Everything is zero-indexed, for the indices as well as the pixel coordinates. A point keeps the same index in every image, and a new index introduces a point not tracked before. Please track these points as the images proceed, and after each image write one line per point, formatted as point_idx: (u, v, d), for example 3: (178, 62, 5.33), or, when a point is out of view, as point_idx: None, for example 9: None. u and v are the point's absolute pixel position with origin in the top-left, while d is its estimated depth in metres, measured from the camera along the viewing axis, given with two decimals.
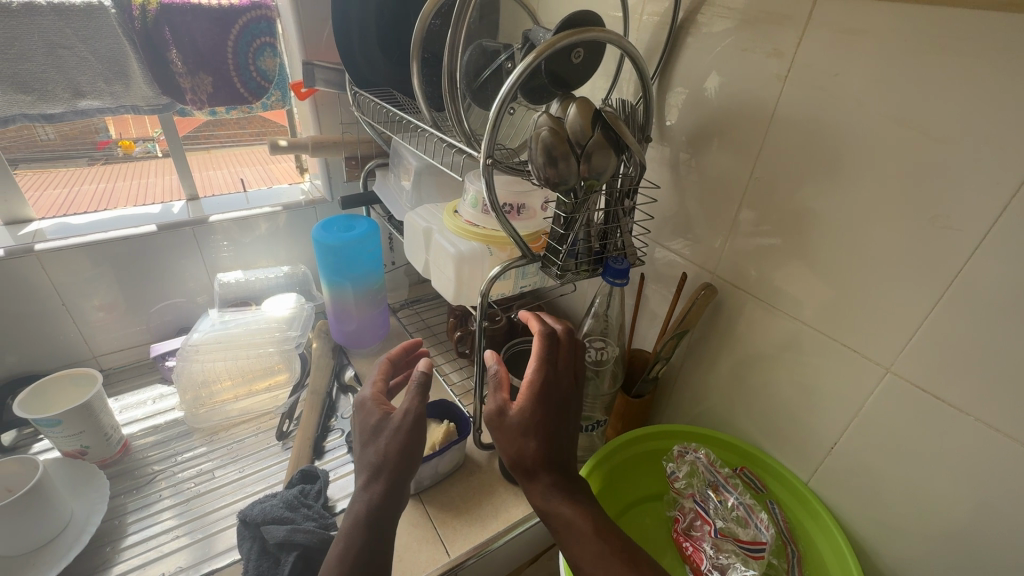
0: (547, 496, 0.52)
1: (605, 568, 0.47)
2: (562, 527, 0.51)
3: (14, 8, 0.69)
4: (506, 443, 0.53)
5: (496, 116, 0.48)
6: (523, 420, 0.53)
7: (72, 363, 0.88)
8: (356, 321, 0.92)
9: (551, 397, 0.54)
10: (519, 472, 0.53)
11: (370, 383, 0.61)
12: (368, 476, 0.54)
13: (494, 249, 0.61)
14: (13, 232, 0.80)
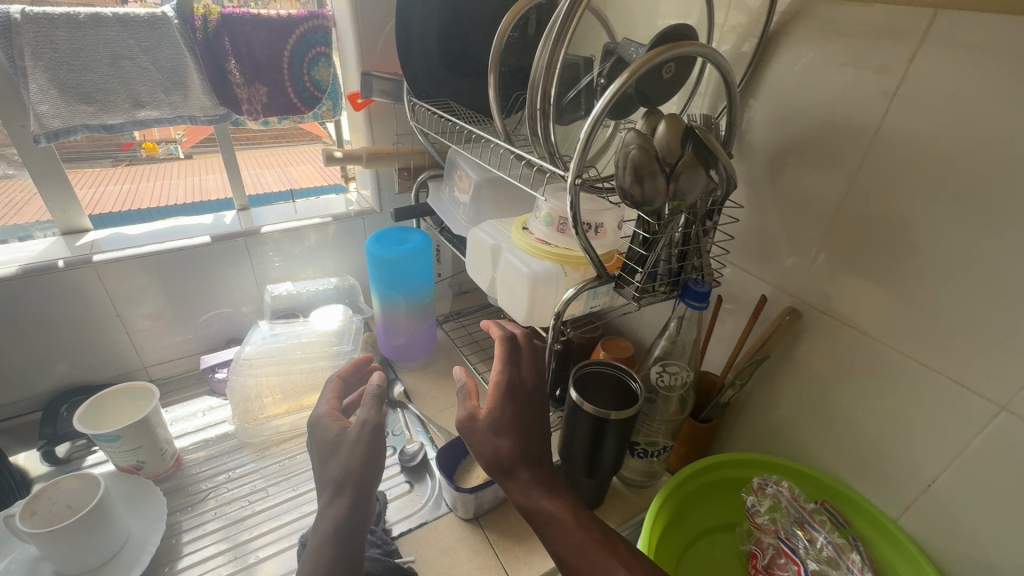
0: (529, 491, 0.51)
1: (587, 556, 0.48)
2: (543, 523, 0.51)
3: (81, 19, 0.69)
4: (482, 444, 0.53)
5: (588, 135, 0.46)
6: (495, 421, 0.54)
7: (123, 374, 0.88)
8: (405, 336, 0.90)
9: (517, 395, 0.56)
10: (497, 473, 0.53)
11: (326, 401, 0.65)
12: (334, 492, 0.56)
13: (568, 269, 0.59)
14: (70, 242, 0.80)
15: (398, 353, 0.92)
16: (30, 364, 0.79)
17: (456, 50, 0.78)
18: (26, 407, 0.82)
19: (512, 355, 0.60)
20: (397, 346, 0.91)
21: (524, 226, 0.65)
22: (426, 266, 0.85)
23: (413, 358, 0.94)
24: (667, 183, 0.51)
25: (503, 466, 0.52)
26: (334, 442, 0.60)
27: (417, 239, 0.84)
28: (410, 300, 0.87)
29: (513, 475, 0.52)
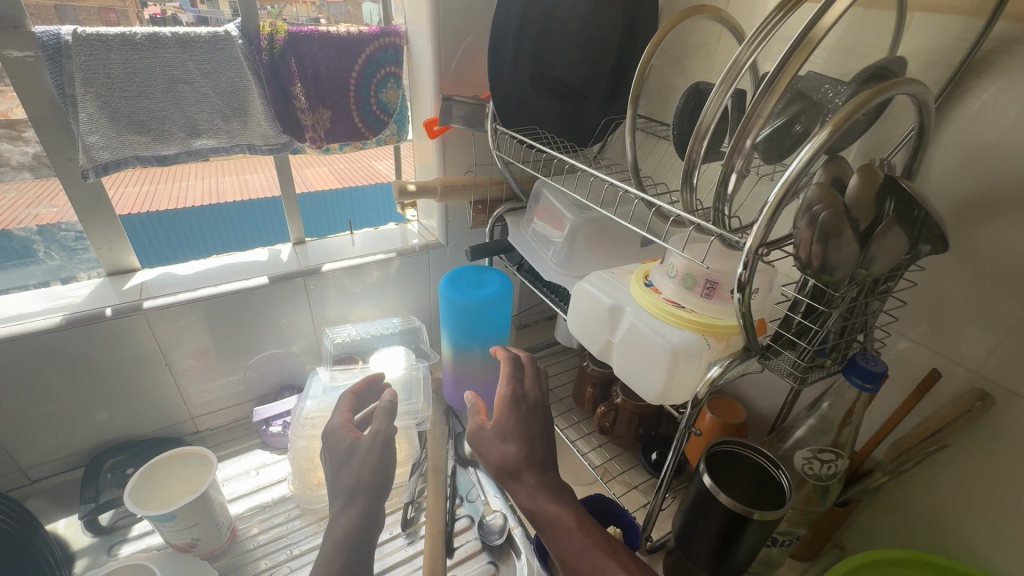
0: (534, 495, 0.52)
1: (588, 558, 0.49)
2: (547, 526, 0.51)
3: (138, 40, 0.61)
4: (490, 450, 0.55)
5: (780, 198, 0.37)
6: (501, 428, 0.56)
7: (170, 426, 0.81)
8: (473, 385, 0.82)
9: (521, 405, 0.59)
10: (502, 479, 0.54)
11: (341, 412, 0.69)
12: (346, 500, 0.62)
13: (710, 340, 0.49)
14: (117, 286, 0.73)
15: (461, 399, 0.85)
16: (71, 419, 0.72)
17: (549, 72, 0.69)
18: (66, 464, 0.75)
19: (516, 371, 0.64)
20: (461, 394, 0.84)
21: (646, 281, 0.55)
22: (504, 313, 0.76)
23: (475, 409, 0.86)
24: (856, 251, 0.41)
25: (512, 471, 0.54)
26: (346, 454, 0.65)
27: (496, 283, 0.75)
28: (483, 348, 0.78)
29: (518, 479, 0.53)
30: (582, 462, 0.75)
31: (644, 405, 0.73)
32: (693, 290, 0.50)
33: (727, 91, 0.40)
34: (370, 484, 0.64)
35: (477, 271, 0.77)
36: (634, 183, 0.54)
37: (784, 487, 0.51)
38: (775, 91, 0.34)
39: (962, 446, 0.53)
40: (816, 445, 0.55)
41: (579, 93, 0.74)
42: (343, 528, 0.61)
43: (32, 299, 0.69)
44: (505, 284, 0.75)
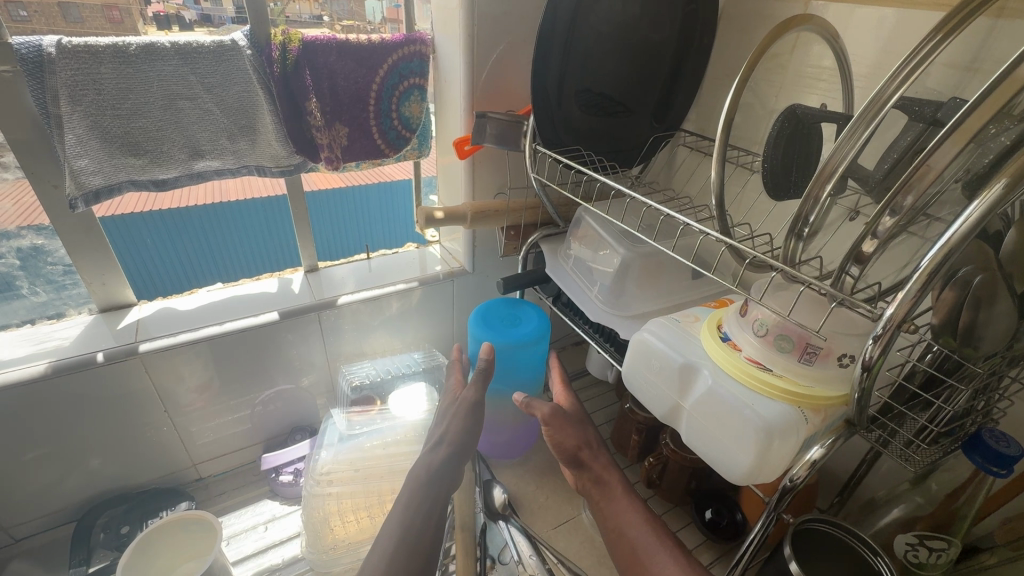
0: (606, 468, 0.56)
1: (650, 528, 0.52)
2: (610, 495, 0.55)
3: (132, 52, 0.53)
4: (566, 430, 0.57)
5: (940, 265, 0.29)
6: (577, 411, 0.61)
7: (170, 474, 0.73)
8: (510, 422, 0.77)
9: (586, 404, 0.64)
10: (572, 455, 0.56)
11: (456, 374, 0.67)
12: (433, 446, 0.58)
13: (807, 413, 0.41)
14: (111, 324, 0.65)
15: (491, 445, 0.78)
16: (58, 471, 0.64)
17: (595, 85, 0.62)
18: (57, 518, 0.67)
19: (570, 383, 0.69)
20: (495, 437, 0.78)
21: (721, 333, 0.48)
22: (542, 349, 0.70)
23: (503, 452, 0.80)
24: (1014, 320, 0.34)
25: (587, 448, 0.57)
26: (448, 409, 0.63)
27: (532, 318, 0.68)
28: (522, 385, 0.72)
29: (593, 453, 0.57)
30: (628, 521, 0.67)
31: (697, 458, 0.65)
32: (787, 351, 0.43)
33: (862, 128, 0.33)
34: (461, 441, 0.58)
35: (507, 303, 0.70)
36: (716, 223, 0.47)
37: None
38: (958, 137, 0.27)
39: None
40: (916, 530, 0.47)
41: (626, 109, 0.66)
42: (424, 470, 0.55)
43: (16, 341, 0.62)
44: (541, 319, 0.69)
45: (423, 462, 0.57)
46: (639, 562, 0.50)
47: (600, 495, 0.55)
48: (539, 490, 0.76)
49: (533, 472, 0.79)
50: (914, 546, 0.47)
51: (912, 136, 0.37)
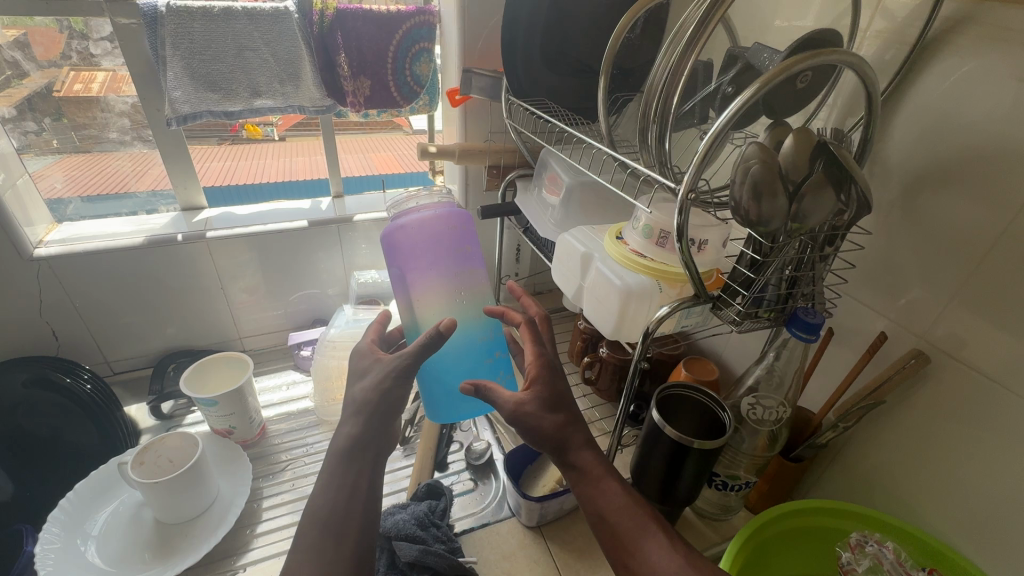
0: (583, 449, 0.53)
1: (632, 517, 0.49)
2: (586, 479, 0.52)
3: (215, 13, 0.74)
4: (536, 418, 0.53)
5: (706, 149, 0.43)
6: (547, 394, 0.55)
7: (221, 343, 0.95)
8: (430, 254, 0.63)
9: (556, 369, 0.57)
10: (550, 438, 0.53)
11: (372, 333, 0.66)
12: (353, 412, 0.57)
13: (663, 285, 0.55)
14: (188, 219, 0.88)
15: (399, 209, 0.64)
16: (143, 325, 0.87)
17: (560, 50, 0.77)
18: (140, 363, 0.91)
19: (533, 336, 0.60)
20: (410, 220, 0.63)
21: (618, 235, 0.62)
22: (498, 359, 0.66)
23: (432, 205, 0.64)
24: (787, 202, 0.47)
25: (565, 428, 0.53)
26: (366, 370, 0.60)
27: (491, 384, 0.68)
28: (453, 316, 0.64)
29: (570, 438, 0.53)
30: None
31: (625, 358, 0.79)
32: (650, 240, 0.57)
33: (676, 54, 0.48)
34: (390, 402, 0.57)
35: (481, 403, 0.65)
36: (610, 146, 0.63)
37: (725, 424, 0.57)
38: (703, 35, 0.42)
39: (901, 403, 0.58)
40: (762, 395, 0.62)
41: (587, 70, 0.80)
42: (343, 441, 0.56)
43: (124, 223, 0.86)
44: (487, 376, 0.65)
45: (345, 433, 0.56)
46: (632, 545, 0.48)
47: (577, 481, 0.52)
48: None
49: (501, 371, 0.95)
50: (759, 407, 0.63)
51: (735, 74, 0.53)
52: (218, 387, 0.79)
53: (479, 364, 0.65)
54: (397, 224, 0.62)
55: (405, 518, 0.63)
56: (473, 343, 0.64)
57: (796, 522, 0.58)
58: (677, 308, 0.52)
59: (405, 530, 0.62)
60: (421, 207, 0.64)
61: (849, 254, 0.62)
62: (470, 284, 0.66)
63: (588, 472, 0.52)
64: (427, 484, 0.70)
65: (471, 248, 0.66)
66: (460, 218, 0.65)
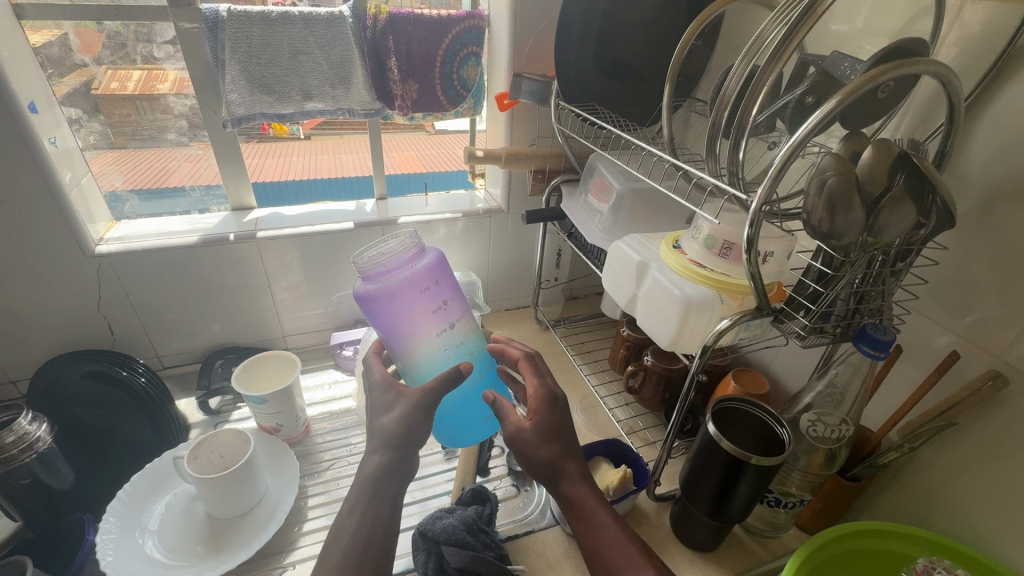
0: (578, 484, 0.57)
1: (622, 553, 0.53)
2: (583, 514, 0.56)
3: (274, 18, 0.75)
4: (535, 451, 0.57)
5: (783, 162, 0.42)
6: (545, 427, 0.58)
7: (265, 340, 0.97)
8: (413, 314, 0.59)
9: (557, 402, 0.60)
10: (546, 473, 0.58)
11: (379, 366, 0.63)
12: (382, 442, 0.57)
13: (724, 296, 0.54)
14: (239, 219, 0.90)
15: (364, 270, 0.57)
16: (192, 322, 0.90)
17: (613, 55, 0.76)
18: (188, 357, 0.93)
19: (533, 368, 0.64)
20: (384, 284, 0.57)
21: (675, 244, 0.61)
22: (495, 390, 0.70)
23: (412, 262, 0.59)
24: (864, 216, 0.45)
25: (559, 464, 0.57)
26: (390, 403, 0.59)
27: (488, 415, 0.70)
28: (449, 364, 0.62)
29: (567, 472, 0.58)
30: (609, 415, 0.82)
31: (672, 368, 0.78)
32: (712, 250, 0.56)
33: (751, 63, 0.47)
34: (419, 427, 0.57)
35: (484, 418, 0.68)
36: (669, 154, 0.62)
37: (784, 440, 0.56)
38: (785, 52, 0.41)
39: (973, 424, 0.56)
40: (819, 409, 0.61)
41: (638, 75, 0.79)
42: (373, 468, 0.55)
43: (178, 221, 0.88)
44: (482, 412, 0.67)
45: (375, 458, 0.56)
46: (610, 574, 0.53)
47: (575, 515, 0.57)
48: None
49: None
50: (818, 423, 0.61)
51: (810, 83, 0.51)
52: (265, 384, 0.80)
53: (475, 407, 0.67)
54: (374, 296, 0.56)
55: (455, 524, 0.63)
56: (465, 391, 0.65)
57: (864, 543, 0.57)
58: (741, 321, 0.50)
59: (454, 535, 0.61)
60: (391, 268, 0.57)
61: (919, 268, 0.59)
62: (457, 330, 0.64)
63: (582, 507, 0.56)
64: (474, 489, 0.70)
65: (450, 296, 0.62)
66: (434, 269, 0.61)
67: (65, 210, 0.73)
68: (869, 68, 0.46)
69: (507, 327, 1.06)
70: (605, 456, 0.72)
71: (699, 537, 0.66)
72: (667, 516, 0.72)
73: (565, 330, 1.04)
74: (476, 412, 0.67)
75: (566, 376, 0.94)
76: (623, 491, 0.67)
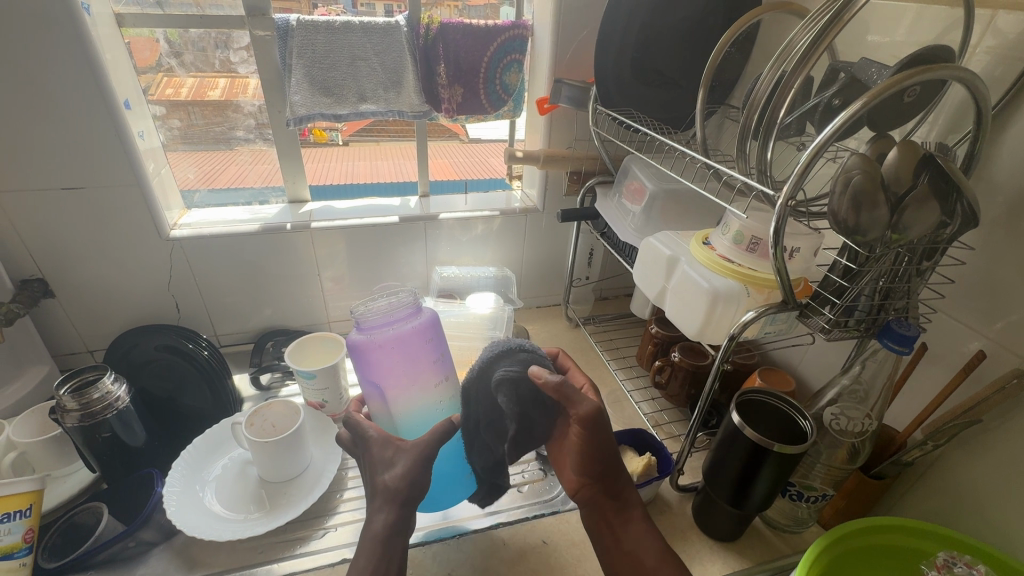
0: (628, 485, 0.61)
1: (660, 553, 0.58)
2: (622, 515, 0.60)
3: (336, 26, 0.82)
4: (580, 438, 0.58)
5: (810, 160, 0.45)
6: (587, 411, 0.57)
7: (312, 324, 1.04)
8: (415, 366, 0.64)
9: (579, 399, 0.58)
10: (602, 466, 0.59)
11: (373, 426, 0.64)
12: (385, 499, 0.58)
13: (750, 289, 0.57)
14: (295, 210, 0.97)
15: (371, 322, 0.61)
16: (248, 306, 0.97)
17: (649, 63, 0.80)
18: (242, 337, 1.00)
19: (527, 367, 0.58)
20: (391, 335, 0.62)
21: (705, 240, 0.64)
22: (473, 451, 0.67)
23: (416, 316, 0.64)
24: (888, 214, 0.47)
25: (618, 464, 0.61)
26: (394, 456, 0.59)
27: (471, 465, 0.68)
28: (443, 415, 0.67)
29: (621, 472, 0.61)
30: (635, 407, 0.85)
31: (699, 364, 0.80)
32: (740, 246, 0.59)
33: (782, 66, 0.51)
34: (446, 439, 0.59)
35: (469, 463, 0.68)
36: (702, 155, 0.66)
37: (806, 431, 0.58)
38: (813, 57, 0.44)
39: (999, 424, 0.56)
40: (840, 403, 0.63)
41: (674, 82, 0.83)
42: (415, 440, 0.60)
43: (241, 211, 0.96)
44: (465, 467, 0.67)
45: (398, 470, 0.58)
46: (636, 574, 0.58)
47: (614, 513, 0.60)
48: None
49: None
50: (841, 417, 0.63)
51: (840, 87, 0.54)
52: (315, 359, 0.86)
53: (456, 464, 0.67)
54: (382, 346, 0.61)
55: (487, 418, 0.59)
56: (448, 449, 0.65)
57: (897, 540, 0.58)
58: (767, 312, 0.53)
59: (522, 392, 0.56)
60: (397, 321, 0.63)
61: (947, 270, 0.61)
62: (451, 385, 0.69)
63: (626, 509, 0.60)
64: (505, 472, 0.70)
65: (446, 349, 0.68)
66: (435, 323, 0.66)
67: (148, 197, 0.81)
68: (896, 72, 0.49)
69: (537, 322, 1.10)
70: (629, 445, 0.75)
71: (721, 526, 0.68)
72: (689, 506, 0.74)
73: (594, 327, 1.08)
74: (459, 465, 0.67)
75: (594, 371, 0.97)
76: (646, 477, 0.70)
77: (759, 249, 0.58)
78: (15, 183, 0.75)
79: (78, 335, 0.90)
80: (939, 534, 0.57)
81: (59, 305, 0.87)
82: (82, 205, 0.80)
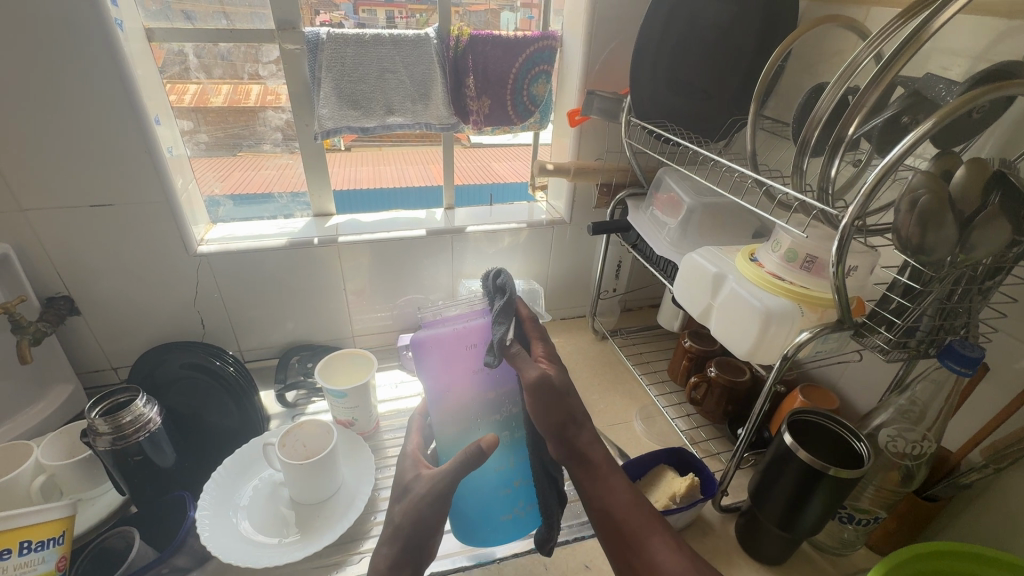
0: (591, 438, 0.54)
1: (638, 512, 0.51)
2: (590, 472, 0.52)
3: (366, 39, 0.81)
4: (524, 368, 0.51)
5: (877, 179, 0.43)
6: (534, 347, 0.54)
7: (337, 339, 1.03)
8: (449, 381, 0.55)
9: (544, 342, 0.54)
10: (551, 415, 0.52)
11: (415, 441, 0.62)
12: (389, 534, 0.54)
13: (804, 308, 0.55)
14: (321, 224, 0.96)
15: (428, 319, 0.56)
16: (273, 321, 0.96)
17: (684, 74, 0.79)
18: (266, 353, 0.99)
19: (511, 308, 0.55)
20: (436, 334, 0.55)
21: (751, 257, 0.63)
22: (515, 489, 0.61)
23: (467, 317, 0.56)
24: (956, 234, 0.46)
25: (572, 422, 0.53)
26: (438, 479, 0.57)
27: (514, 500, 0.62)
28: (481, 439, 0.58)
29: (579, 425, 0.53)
30: (671, 424, 0.84)
31: (737, 380, 0.78)
32: (792, 264, 0.58)
33: (843, 86, 0.50)
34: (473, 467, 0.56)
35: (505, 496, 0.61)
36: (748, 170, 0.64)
37: (863, 454, 0.56)
38: (883, 79, 0.43)
39: None
40: (894, 424, 0.61)
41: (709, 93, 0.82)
42: None
43: (268, 226, 0.95)
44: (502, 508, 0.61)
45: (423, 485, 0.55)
46: (632, 542, 0.49)
47: (583, 473, 0.52)
48: (602, 398, 0.92)
49: (598, 385, 0.95)
50: (896, 438, 0.61)
51: (903, 104, 0.53)
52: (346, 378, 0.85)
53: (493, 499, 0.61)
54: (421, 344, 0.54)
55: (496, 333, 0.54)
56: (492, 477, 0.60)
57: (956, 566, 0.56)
58: (826, 333, 0.51)
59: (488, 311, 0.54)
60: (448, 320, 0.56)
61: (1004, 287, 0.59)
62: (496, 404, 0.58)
63: (594, 464, 0.52)
64: (539, 543, 0.61)
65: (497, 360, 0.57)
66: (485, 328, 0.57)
67: (174, 213, 0.80)
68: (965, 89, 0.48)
69: (563, 335, 1.08)
70: (670, 465, 0.73)
71: (768, 549, 0.66)
72: (732, 528, 0.72)
73: (622, 340, 1.06)
74: (499, 504, 0.61)
75: (624, 385, 0.95)
76: (689, 499, 0.68)
77: (813, 267, 0.57)
78: (44, 200, 0.74)
79: (101, 352, 0.89)
80: (1003, 562, 0.55)
81: (84, 322, 0.86)
82: (108, 221, 0.78)
